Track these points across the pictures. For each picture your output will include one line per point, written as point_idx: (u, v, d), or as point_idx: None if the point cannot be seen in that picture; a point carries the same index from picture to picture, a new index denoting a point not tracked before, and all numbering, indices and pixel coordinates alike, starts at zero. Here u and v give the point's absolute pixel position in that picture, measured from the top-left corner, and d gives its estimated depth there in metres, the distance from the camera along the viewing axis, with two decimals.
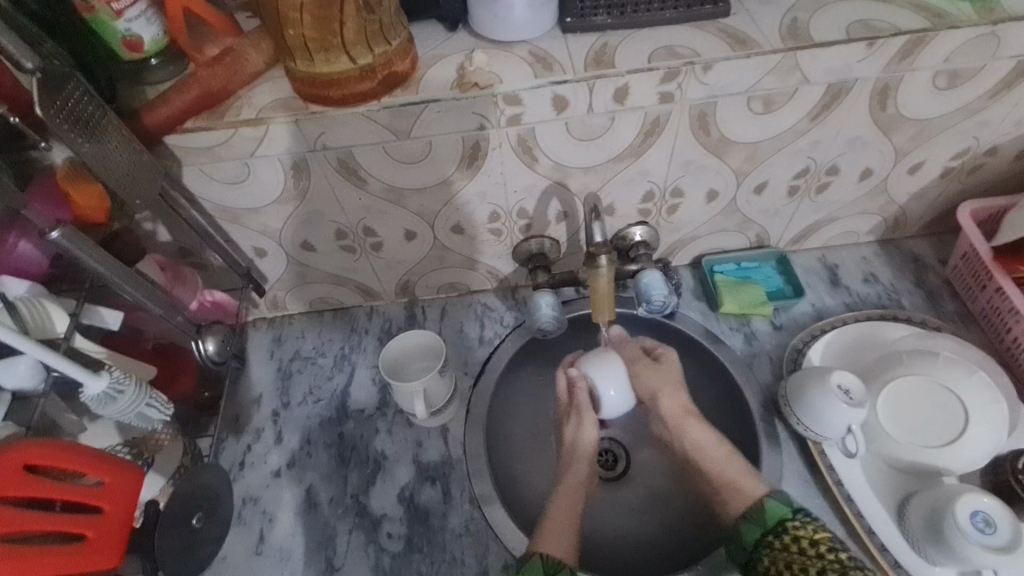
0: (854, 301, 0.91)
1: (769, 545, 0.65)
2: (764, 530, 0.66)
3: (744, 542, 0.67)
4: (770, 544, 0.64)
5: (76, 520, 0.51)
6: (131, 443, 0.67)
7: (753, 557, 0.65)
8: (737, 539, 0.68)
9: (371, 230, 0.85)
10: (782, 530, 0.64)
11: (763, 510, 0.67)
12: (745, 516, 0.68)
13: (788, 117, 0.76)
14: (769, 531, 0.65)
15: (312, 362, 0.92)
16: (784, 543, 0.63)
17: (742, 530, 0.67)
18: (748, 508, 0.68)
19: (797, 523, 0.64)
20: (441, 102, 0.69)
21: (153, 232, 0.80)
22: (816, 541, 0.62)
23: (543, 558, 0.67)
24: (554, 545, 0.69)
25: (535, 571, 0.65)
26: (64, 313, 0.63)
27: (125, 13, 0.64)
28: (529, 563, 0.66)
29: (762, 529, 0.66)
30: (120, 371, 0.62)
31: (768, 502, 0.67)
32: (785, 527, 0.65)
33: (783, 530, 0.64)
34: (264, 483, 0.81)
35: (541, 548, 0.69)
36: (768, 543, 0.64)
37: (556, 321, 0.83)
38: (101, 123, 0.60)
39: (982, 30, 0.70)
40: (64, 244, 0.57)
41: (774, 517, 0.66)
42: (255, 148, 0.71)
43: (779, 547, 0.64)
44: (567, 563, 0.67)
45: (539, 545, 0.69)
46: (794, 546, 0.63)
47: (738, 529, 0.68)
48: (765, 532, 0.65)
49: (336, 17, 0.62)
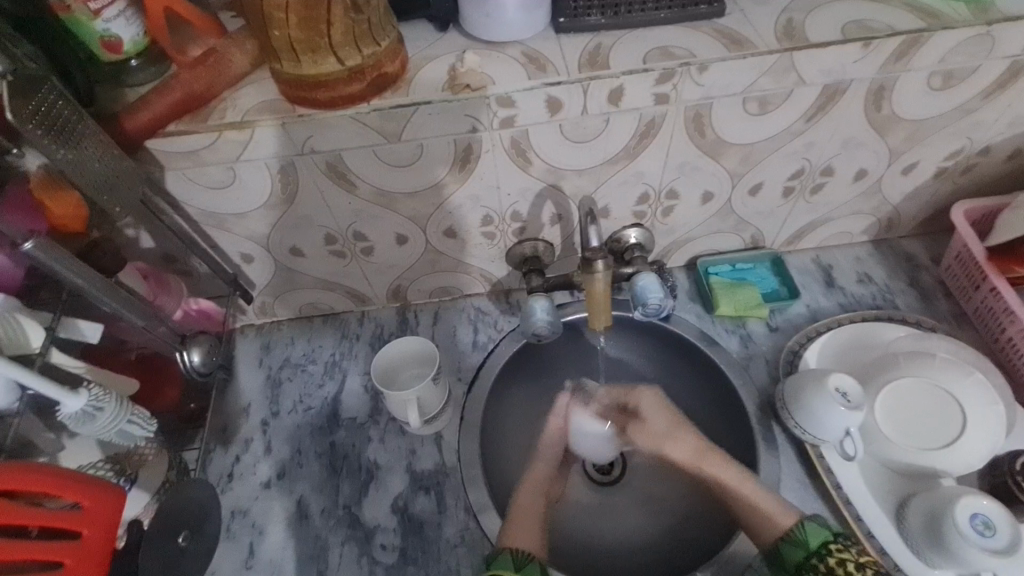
0: (849, 302, 0.91)
1: (814, 568, 0.66)
2: (807, 552, 0.66)
3: (787, 564, 0.68)
4: (815, 566, 0.66)
5: (52, 547, 0.49)
6: (113, 460, 0.64)
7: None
8: (779, 559, 0.68)
9: (361, 235, 0.83)
10: (826, 553, 0.66)
11: (804, 531, 0.68)
12: (786, 536, 0.68)
13: (782, 117, 0.75)
14: (813, 554, 0.66)
15: (302, 369, 0.90)
16: (829, 567, 0.64)
17: (784, 553, 0.68)
18: (788, 529, 0.69)
19: (840, 546, 0.66)
20: (431, 105, 0.67)
21: (135, 238, 0.78)
22: (861, 564, 0.64)
23: (512, 553, 0.68)
24: (521, 541, 0.70)
25: (505, 567, 0.66)
26: (41, 329, 0.62)
27: (103, 13, 0.62)
28: (499, 558, 0.67)
29: (805, 552, 0.67)
30: (99, 388, 0.61)
31: (809, 525, 0.68)
32: (828, 549, 0.66)
33: (827, 553, 0.66)
34: (253, 494, 0.79)
35: (508, 544, 0.70)
36: (813, 566, 0.66)
37: (551, 325, 0.81)
38: (78, 128, 0.59)
39: (977, 30, 0.70)
40: (38, 255, 0.55)
41: (817, 539, 0.67)
42: (241, 153, 0.69)
43: (823, 570, 0.65)
44: (535, 557, 0.69)
45: (507, 543, 0.70)
46: (840, 569, 0.64)
47: (778, 549, 0.68)
48: (809, 555, 0.66)
49: (323, 17, 0.60)
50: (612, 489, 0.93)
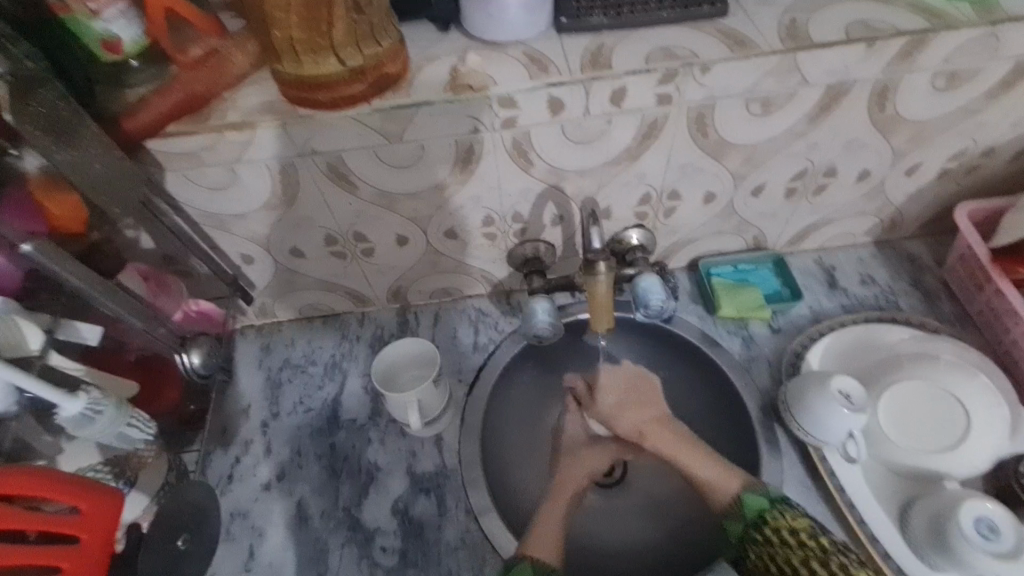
0: (852, 304, 0.91)
1: (753, 538, 0.68)
2: (746, 523, 0.69)
3: (734, 536, 0.71)
4: (754, 537, 0.68)
5: (49, 552, 0.48)
6: (112, 463, 0.65)
7: (743, 551, 0.69)
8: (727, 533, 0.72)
9: (362, 236, 0.82)
10: (762, 523, 0.67)
11: (742, 504, 0.71)
12: (728, 513, 0.72)
13: (786, 118, 0.74)
14: (750, 525, 0.69)
15: (302, 371, 0.89)
16: (766, 536, 0.66)
17: (730, 527, 0.71)
18: (729, 504, 0.72)
19: (775, 514, 0.67)
20: (433, 105, 0.67)
21: (135, 239, 0.76)
22: (794, 529, 0.64)
23: (532, 562, 0.70)
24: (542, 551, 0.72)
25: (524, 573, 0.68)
26: (39, 331, 0.61)
27: (103, 13, 0.61)
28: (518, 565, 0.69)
29: (744, 524, 0.69)
30: (99, 391, 0.62)
31: (746, 497, 0.71)
32: (763, 519, 0.67)
33: (762, 523, 0.67)
34: (253, 497, 0.78)
35: (528, 553, 0.72)
36: (752, 537, 0.68)
37: (552, 326, 0.81)
38: (78, 128, 0.59)
39: (982, 30, 0.69)
40: (37, 257, 0.55)
41: (752, 510, 0.69)
42: (241, 153, 0.69)
43: (761, 540, 0.67)
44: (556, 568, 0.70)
45: (529, 550, 0.72)
46: (774, 537, 0.65)
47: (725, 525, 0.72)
48: (747, 526, 0.69)
49: (324, 17, 0.60)
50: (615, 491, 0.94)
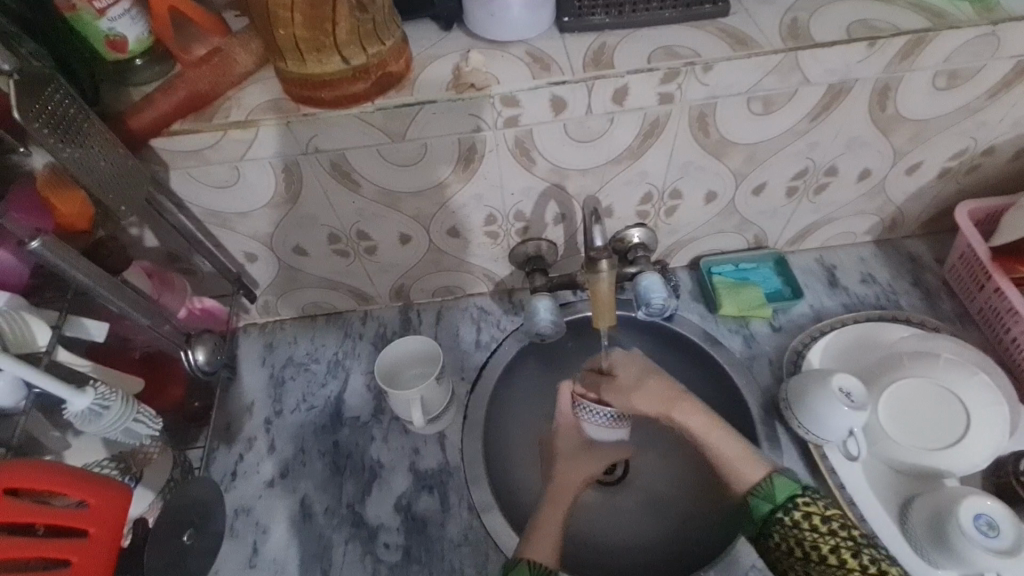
0: (852, 303, 0.91)
1: (779, 521, 0.66)
2: (775, 505, 0.67)
3: (754, 517, 0.68)
4: (780, 520, 0.66)
5: (57, 545, 0.49)
6: (118, 458, 0.65)
7: (763, 533, 0.67)
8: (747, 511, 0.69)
9: (365, 234, 0.83)
10: (793, 506, 0.66)
11: (772, 485, 0.68)
12: (753, 492, 0.69)
13: (787, 117, 0.75)
14: (779, 508, 0.66)
15: (306, 368, 0.90)
16: (795, 521, 0.65)
17: (752, 506, 0.68)
18: (756, 483, 0.69)
19: (807, 500, 0.66)
20: (436, 103, 0.67)
21: (139, 238, 0.78)
22: (827, 517, 0.64)
23: (530, 564, 0.66)
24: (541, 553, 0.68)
25: None
26: (47, 326, 0.62)
27: (108, 12, 0.62)
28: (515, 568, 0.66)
29: (772, 505, 0.67)
30: (106, 387, 0.62)
31: (777, 478, 0.68)
32: (795, 503, 0.66)
33: (794, 506, 0.66)
34: (256, 493, 0.79)
35: (526, 555, 0.68)
36: (778, 519, 0.66)
37: (554, 325, 0.81)
38: (83, 126, 0.59)
39: (983, 30, 0.69)
40: (47, 254, 0.56)
41: (784, 492, 0.67)
42: (245, 151, 0.69)
43: (789, 523, 0.65)
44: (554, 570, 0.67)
45: (526, 552, 0.68)
46: (805, 522, 0.64)
47: (748, 504, 0.69)
48: (775, 508, 0.66)
49: (328, 16, 0.61)
50: (617, 488, 0.93)
